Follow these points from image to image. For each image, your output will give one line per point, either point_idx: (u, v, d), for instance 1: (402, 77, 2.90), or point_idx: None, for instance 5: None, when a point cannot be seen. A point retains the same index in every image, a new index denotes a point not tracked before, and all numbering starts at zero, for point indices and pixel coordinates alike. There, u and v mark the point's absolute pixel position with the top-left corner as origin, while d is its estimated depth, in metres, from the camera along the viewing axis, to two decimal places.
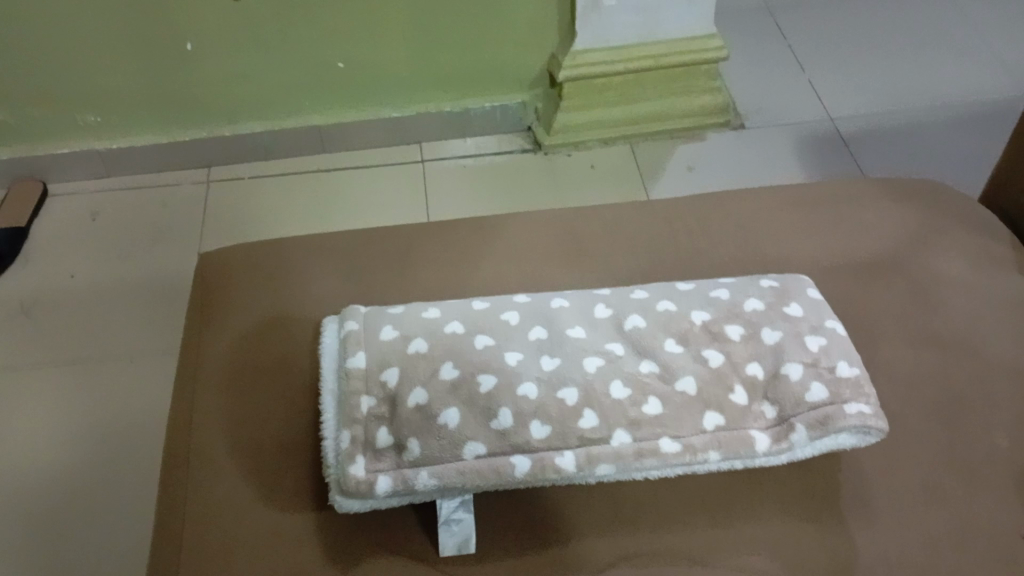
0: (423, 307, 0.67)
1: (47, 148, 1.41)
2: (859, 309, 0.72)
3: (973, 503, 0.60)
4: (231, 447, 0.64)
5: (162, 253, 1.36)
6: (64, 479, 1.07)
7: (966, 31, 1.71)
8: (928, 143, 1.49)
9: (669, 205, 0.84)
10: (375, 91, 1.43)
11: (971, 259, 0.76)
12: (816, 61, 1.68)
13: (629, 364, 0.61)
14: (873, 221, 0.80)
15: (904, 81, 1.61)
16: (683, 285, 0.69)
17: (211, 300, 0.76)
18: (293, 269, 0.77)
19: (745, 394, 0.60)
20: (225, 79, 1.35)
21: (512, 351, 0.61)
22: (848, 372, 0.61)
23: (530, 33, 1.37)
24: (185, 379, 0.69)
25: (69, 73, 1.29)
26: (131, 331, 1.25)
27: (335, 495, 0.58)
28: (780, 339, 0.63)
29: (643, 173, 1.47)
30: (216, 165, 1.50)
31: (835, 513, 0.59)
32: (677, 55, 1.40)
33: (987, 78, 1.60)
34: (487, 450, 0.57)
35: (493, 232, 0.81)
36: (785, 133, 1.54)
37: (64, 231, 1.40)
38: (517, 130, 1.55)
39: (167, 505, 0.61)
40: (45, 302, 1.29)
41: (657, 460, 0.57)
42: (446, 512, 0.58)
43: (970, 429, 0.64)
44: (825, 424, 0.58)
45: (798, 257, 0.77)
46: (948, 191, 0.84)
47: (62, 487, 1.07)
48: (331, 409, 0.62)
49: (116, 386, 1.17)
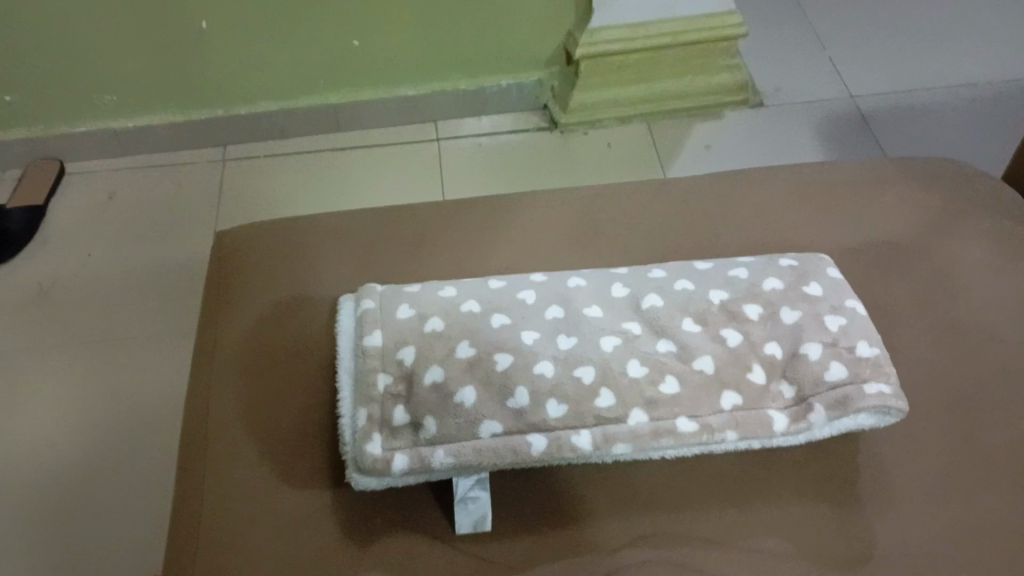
0: (439, 286, 0.67)
1: (63, 127, 1.41)
2: (879, 290, 0.71)
3: (992, 487, 0.59)
4: (248, 426, 0.64)
5: (178, 233, 1.37)
6: (82, 460, 1.08)
7: (989, 8, 1.68)
8: (948, 122, 1.47)
9: (686, 184, 0.83)
10: (390, 70, 1.42)
11: (992, 240, 0.75)
12: (836, 38, 1.66)
13: (646, 344, 0.61)
14: (893, 201, 0.79)
15: (925, 58, 1.59)
16: (701, 264, 0.69)
17: (227, 280, 0.76)
18: (309, 248, 0.77)
19: (763, 374, 0.60)
20: (240, 59, 1.35)
21: (528, 331, 0.61)
22: (868, 352, 0.60)
23: (546, 11, 1.35)
24: (202, 357, 0.70)
25: (84, 53, 1.29)
26: (147, 310, 1.25)
27: (352, 473, 0.58)
28: (799, 319, 0.62)
29: (660, 152, 1.46)
30: (231, 144, 1.50)
31: (852, 495, 0.59)
32: (695, 33, 1.39)
33: (1010, 55, 1.57)
34: (503, 429, 0.57)
35: (509, 211, 0.80)
36: (803, 112, 1.52)
37: (81, 211, 1.41)
38: (532, 109, 1.54)
39: (185, 484, 0.62)
40: (63, 281, 1.30)
41: (674, 439, 0.57)
42: (463, 490, 0.58)
43: (991, 411, 0.63)
44: (844, 404, 0.58)
45: (817, 237, 0.77)
46: (969, 171, 0.83)
47: (80, 466, 1.08)
48: (347, 387, 0.62)
49: (134, 365, 1.18)
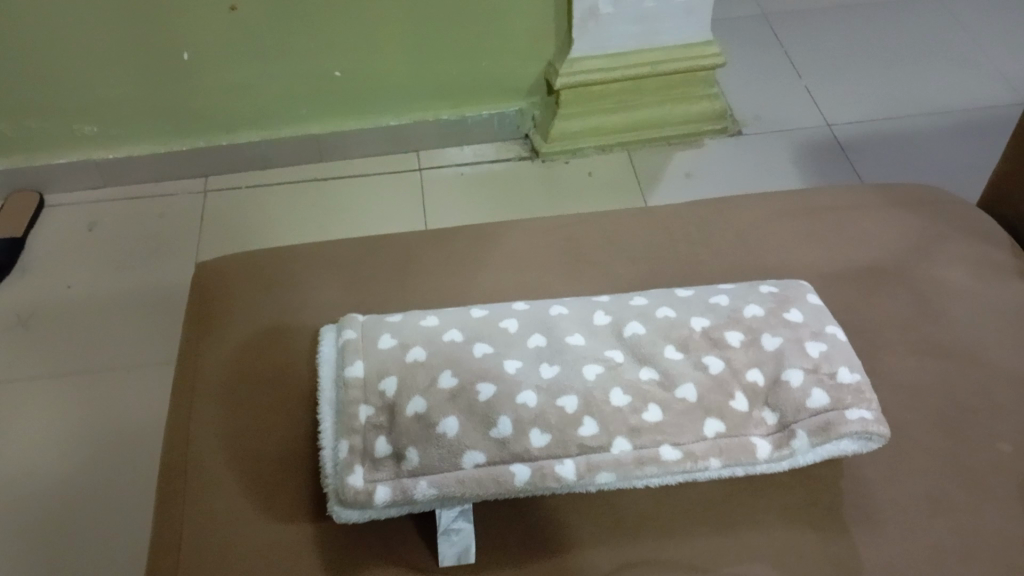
0: (422, 315, 0.67)
1: (45, 158, 1.41)
2: (860, 316, 0.72)
3: (976, 511, 0.59)
4: (228, 459, 0.63)
5: (160, 263, 1.36)
6: (60, 495, 1.06)
7: (963, 39, 1.71)
8: (925, 150, 1.49)
9: (668, 212, 0.84)
10: (373, 100, 1.43)
11: (971, 265, 0.76)
12: (815, 67, 1.68)
13: (630, 371, 0.61)
14: (874, 228, 0.80)
15: (903, 87, 1.61)
16: (682, 291, 0.69)
17: (208, 310, 0.75)
18: (292, 279, 0.77)
19: (746, 401, 0.60)
20: (222, 89, 1.35)
21: (511, 359, 0.61)
22: (850, 378, 0.60)
23: (526, 41, 1.37)
24: (183, 390, 0.69)
25: (67, 84, 1.29)
26: (129, 340, 1.24)
27: (334, 505, 0.57)
28: (781, 345, 0.62)
29: (642, 180, 1.47)
30: (214, 174, 1.50)
31: (837, 522, 0.59)
32: (674, 62, 1.41)
33: (985, 85, 1.60)
34: (487, 459, 0.56)
35: (492, 241, 0.80)
36: (783, 139, 1.54)
37: (61, 242, 1.40)
38: (515, 138, 1.55)
39: (164, 518, 0.61)
40: (43, 313, 1.28)
41: (658, 467, 0.57)
42: (446, 521, 0.57)
43: (972, 436, 0.63)
44: (827, 430, 0.58)
45: (798, 263, 0.77)
46: (947, 198, 0.84)
47: (58, 502, 1.06)
48: (329, 419, 0.62)
49: (115, 397, 1.17)
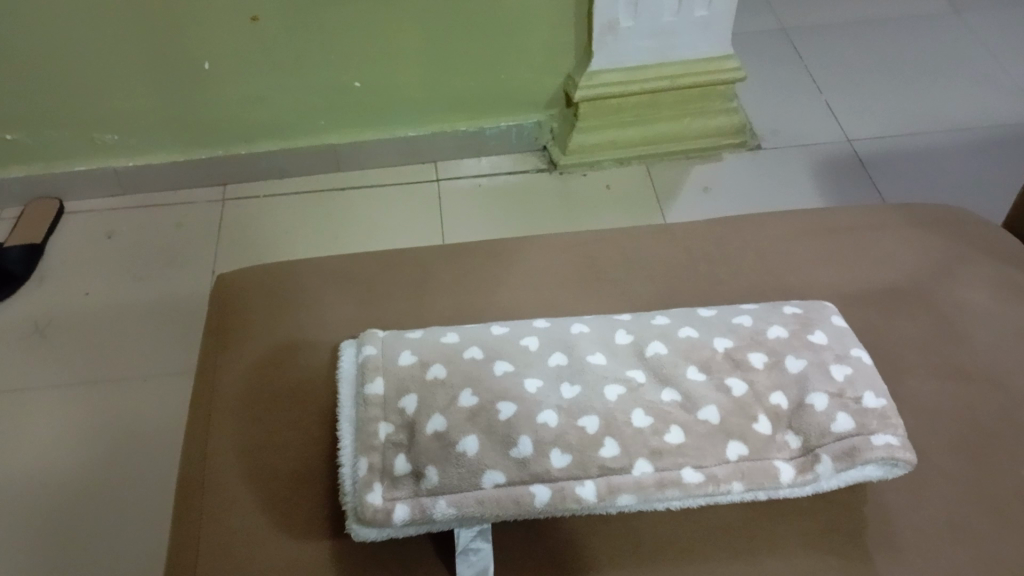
0: (441, 332, 0.67)
1: (64, 166, 1.42)
2: (882, 337, 0.71)
3: (1001, 538, 0.58)
4: (245, 474, 0.63)
5: (177, 272, 1.37)
6: (61, 496, 1.07)
7: (983, 54, 1.70)
8: (944, 166, 1.48)
9: (687, 229, 0.83)
10: (390, 112, 1.43)
11: (996, 287, 0.75)
12: (833, 83, 1.67)
13: (651, 392, 0.60)
14: (895, 247, 0.79)
15: (922, 103, 1.60)
16: (704, 311, 0.68)
17: (227, 322, 0.75)
18: (309, 294, 0.77)
19: (769, 424, 0.59)
20: (240, 100, 1.36)
21: (532, 378, 0.61)
22: (874, 403, 0.60)
23: (545, 55, 1.37)
24: (201, 403, 0.69)
25: (87, 94, 1.30)
26: (143, 350, 1.24)
27: (351, 524, 0.57)
28: (804, 368, 0.62)
29: (659, 195, 1.47)
30: (231, 183, 1.51)
31: (861, 548, 0.58)
32: (693, 76, 1.40)
33: (1005, 101, 1.59)
34: (506, 479, 0.56)
35: (511, 256, 0.80)
36: (801, 154, 1.53)
37: (78, 250, 1.40)
38: (531, 150, 1.55)
39: (182, 533, 0.61)
40: (60, 321, 1.29)
41: (679, 490, 0.56)
42: (464, 542, 0.57)
43: (997, 462, 0.62)
44: (852, 455, 0.57)
45: (819, 283, 0.76)
46: (970, 218, 0.83)
47: (57, 504, 1.07)
48: (348, 436, 0.62)
49: (129, 405, 1.17)
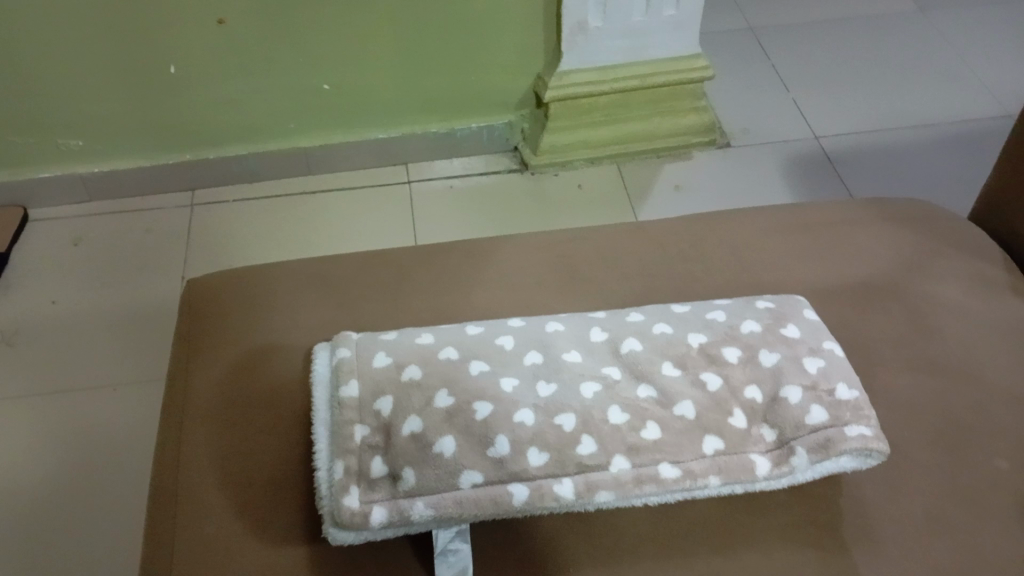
0: (416, 333, 0.66)
1: (28, 173, 1.39)
2: (855, 331, 0.72)
3: (973, 527, 0.59)
4: (219, 481, 0.62)
5: (147, 278, 1.35)
6: (15, 507, 1.05)
7: (948, 52, 1.73)
8: (912, 163, 1.50)
9: (662, 228, 0.83)
10: (361, 114, 1.42)
11: (964, 281, 0.76)
12: (802, 81, 1.69)
13: (628, 389, 0.60)
14: (866, 242, 0.80)
15: (889, 101, 1.62)
16: (678, 307, 0.69)
17: (199, 329, 0.74)
18: (282, 298, 0.76)
19: (744, 418, 0.60)
20: (209, 104, 1.34)
21: (508, 377, 0.61)
22: (848, 395, 0.60)
23: (515, 56, 1.37)
24: (173, 411, 0.68)
25: (51, 98, 1.28)
26: (113, 359, 1.23)
27: (328, 528, 0.56)
28: (779, 362, 0.62)
29: (631, 194, 1.48)
30: (200, 188, 1.49)
31: (837, 540, 0.59)
32: (662, 75, 1.41)
33: (970, 99, 1.62)
34: (484, 479, 0.56)
35: (486, 257, 0.80)
36: (771, 152, 1.55)
37: (45, 258, 1.38)
38: (503, 151, 1.55)
39: (155, 543, 0.60)
40: (27, 330, 1.27)
41: (657, 486, 0.56)
42: (442, 542, 0.57)
43: (968, 452, 0.63)
44: (826, 447, 0.58)
45: (793, 279, 0.77)
46: (939, 213, 0.84)
47: (11, 515, 1.04)
48: (324, 439, 0.61)
49: (100, 415, 1.15)
